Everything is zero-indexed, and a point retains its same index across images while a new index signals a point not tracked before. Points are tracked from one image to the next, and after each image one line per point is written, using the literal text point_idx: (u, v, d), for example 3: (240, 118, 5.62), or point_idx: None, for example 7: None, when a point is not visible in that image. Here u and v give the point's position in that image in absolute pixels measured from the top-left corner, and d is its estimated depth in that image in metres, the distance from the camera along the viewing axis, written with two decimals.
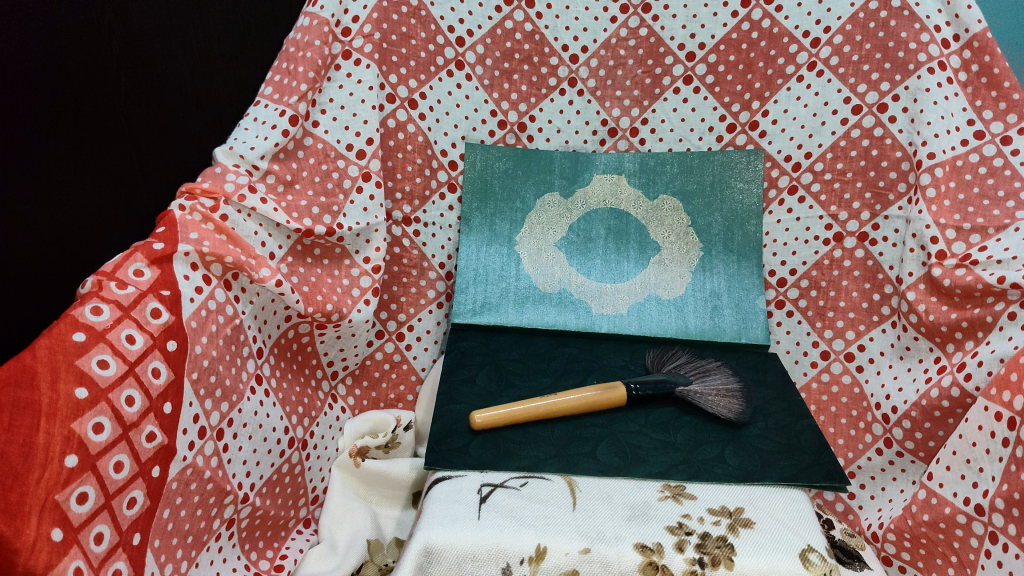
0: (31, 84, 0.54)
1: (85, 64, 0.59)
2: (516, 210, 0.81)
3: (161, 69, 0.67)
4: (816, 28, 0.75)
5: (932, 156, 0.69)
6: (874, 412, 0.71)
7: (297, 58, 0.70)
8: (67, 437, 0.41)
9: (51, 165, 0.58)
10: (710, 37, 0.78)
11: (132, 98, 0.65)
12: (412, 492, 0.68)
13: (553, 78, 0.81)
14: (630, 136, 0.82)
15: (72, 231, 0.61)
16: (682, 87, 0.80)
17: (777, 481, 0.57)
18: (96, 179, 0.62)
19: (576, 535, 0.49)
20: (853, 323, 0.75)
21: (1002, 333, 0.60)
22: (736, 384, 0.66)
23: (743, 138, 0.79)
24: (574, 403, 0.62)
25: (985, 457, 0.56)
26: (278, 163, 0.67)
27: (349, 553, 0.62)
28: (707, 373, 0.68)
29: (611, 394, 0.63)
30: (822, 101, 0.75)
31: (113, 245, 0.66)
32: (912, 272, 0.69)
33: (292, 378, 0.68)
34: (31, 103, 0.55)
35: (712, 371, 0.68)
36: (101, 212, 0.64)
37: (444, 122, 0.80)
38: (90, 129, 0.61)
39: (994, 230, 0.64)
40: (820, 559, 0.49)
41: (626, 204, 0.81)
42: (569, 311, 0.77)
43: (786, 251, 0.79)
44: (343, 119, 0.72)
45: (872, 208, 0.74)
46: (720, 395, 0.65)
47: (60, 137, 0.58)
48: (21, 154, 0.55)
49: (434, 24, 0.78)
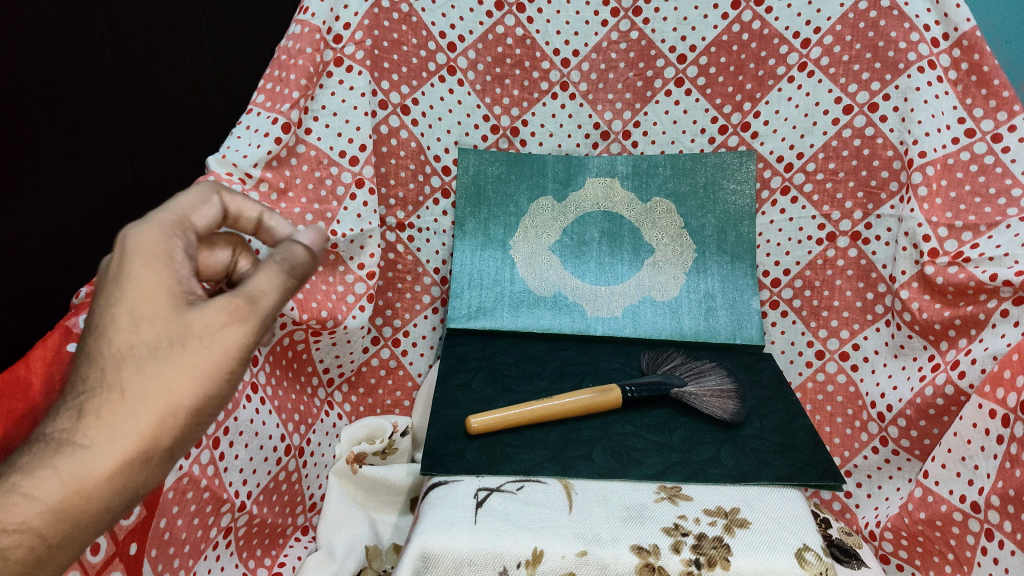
0: (29, 90, 0.57)
1: (77, 74, 0.61)
2: (510, 214, 0.81)
3: (153, 81, 0.68)
4: (806, 29, 0.75)
5: (923, 155, 0.69)
6: (869, 410, 0.71)
7: (290, 66, 0.69)
8: None
9: (39, 174, 0.60)
10: (700, 40, 0.79)
11: (127, 110, 0.67)
12: (408, 499, 0.68)
13: (545, 83, 0.82)
14: (622, 139, 0.83)
15: (46, 237, 0.62)
16: (673, 90, 0.80)
17: (773, 481, 0.57)
18: (92, 186, 0.65)
19: (572, 538, 0.49)
20: (847, 322, 0.75)
21: (994, 331, 0.61)
22: (731, 385, 0.67)
23: (735, 140, 0.80)
24: (571, 406, 0.62)
25: (980, 454, 0.56)
26: (271, 171, 0.67)
27: (347, 560, 0.63)
28: (701, 374, 0.68)
29: (606, 397, 0.63)
30: (812, 102, 0.76)
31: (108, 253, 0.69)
32: (905, 270, 0.70)
33: (288, 386, 0.68)
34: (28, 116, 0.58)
35: (707, 372, 0.68)
36: (90, 217, 0.66)
37: (437, 128, 0.81)
38: (79, 138, 0.63)
39: (985, 228, 0.65)
40: (815, 558, 0.49)
41: (619, 206, 0.81)
42: (563, 314, 0.78)
43: (779, 251, 0.79)
44: (336, 126, 0.73)
45: (864, 208, 0.75)
46: (715, 396, 0.65)
47: (54, 142, 0.61)
48: (17, 156, 0.58)
49: (425, 30, 0.78)
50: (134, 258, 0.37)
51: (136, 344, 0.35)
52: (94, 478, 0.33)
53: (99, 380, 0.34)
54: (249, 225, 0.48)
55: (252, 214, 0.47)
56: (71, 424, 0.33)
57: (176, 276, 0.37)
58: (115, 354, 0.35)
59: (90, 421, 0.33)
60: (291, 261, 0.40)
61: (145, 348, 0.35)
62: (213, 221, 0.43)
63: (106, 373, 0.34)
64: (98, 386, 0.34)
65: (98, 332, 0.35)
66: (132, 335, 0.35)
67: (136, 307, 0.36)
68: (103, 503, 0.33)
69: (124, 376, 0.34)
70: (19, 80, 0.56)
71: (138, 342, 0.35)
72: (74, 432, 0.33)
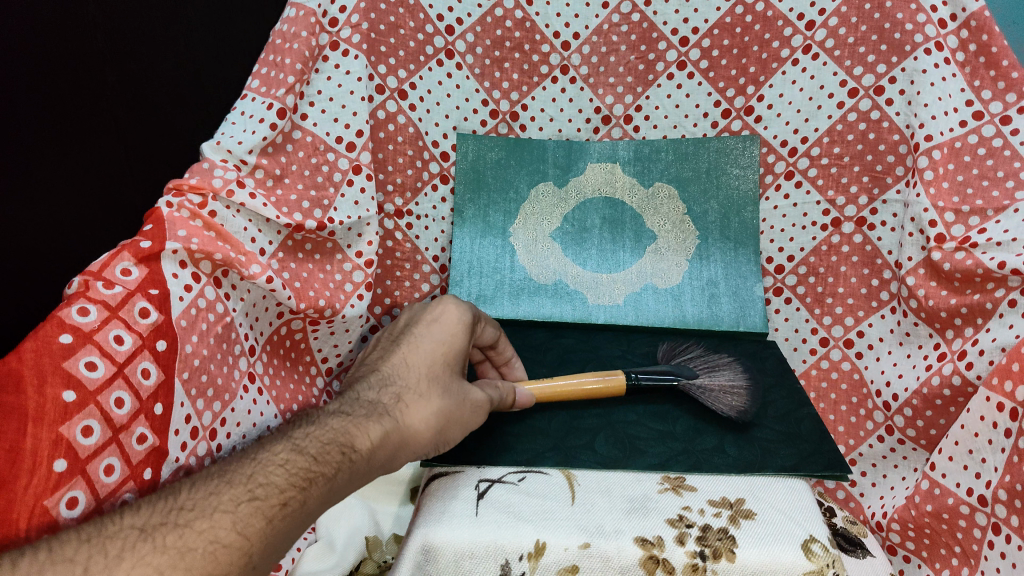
0: (14, 73, 0.57)
1: (66, 56, 0.61)
2: (510, 201, 0.80)
3: (146, 64, 0.68)
4: (810, 11, 0.73)
5: (929, 139, 0.67)
6: (874, 399, 0.71)
7: (285, 50, 0.68)
8: (56, 439, 0.43)
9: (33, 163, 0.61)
10: (703, 22, 0.77)
11: (119, 94, 0.66)
12: (410, 488, 0.68)
13: (545, 66, 0.80)
14: (623, 123, 0.81)
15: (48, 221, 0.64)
16: (676, 73, 0.78)
17: (779, 471, 0.57)
18: (81, 172, 0.65)
19: (575, 530, 0.49)
20: (851, 309, 0.74)
21: (1002, 321, 0.60)
22: (744, 378, 0.63)
23: (738, 124, 0.78)
24: (571, 391, 0.60)
25: (988, 448, 0.55)
26: (267, 157, 0.65)
27: (348, 551, 0.61)
28: (717, 365, 0.65)
29: (610, 383, 0.61)
30: (817, 85, 0.74)
31: (101, 243, 0.69)
32: (911, 257, 0.69)
33: (286, 374, 0.67)
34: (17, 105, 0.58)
35: (723, 363, 0.65)
36: (84, 205, 0.66)
37: (435, 113, 0.79)
38: (69, 124, 0.63)
39: (992, 212, 0.63)
40: (822, 550, 0.48)
41: (620, 193, 0.80)
42: (565, 303, 0.77)
43: (784, 237, 0.78)
44: (332, 112, 0.71)
45: (869, 192, 0.73)
46: (724, 390, 0.62)
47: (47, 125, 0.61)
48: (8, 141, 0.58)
49: (423, 13, 0.76)
50: (448, 320, 0.57)
51: (442, 369, 0.54)
52: (404, 440, 0.49)
53: (417, 379, 0.53)
54: (501, 359, 0.65)
55: (506, 355, 0.65)
56: (398, 404, 0.51)
57: (468, 340, 0.57)
58: (426, 367, 0.53)
59: (408, 403, 0.51)
60: (507, 400, 0.57)
61: (445, 372, 0.54)
62: (493, 336, 0.62)
63: (421, 377, 0.53)
64: (415, 382, 0.52)
65: (419, 354, 0.54)
66: (449, 367, 0.55)
67: (451, 354, 0.56)
68: (395, 455, 0.49)
69: (439, 385, 0.53)
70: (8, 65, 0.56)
71: (444, 369, 0.54)
72: (400, 406, 0.51)
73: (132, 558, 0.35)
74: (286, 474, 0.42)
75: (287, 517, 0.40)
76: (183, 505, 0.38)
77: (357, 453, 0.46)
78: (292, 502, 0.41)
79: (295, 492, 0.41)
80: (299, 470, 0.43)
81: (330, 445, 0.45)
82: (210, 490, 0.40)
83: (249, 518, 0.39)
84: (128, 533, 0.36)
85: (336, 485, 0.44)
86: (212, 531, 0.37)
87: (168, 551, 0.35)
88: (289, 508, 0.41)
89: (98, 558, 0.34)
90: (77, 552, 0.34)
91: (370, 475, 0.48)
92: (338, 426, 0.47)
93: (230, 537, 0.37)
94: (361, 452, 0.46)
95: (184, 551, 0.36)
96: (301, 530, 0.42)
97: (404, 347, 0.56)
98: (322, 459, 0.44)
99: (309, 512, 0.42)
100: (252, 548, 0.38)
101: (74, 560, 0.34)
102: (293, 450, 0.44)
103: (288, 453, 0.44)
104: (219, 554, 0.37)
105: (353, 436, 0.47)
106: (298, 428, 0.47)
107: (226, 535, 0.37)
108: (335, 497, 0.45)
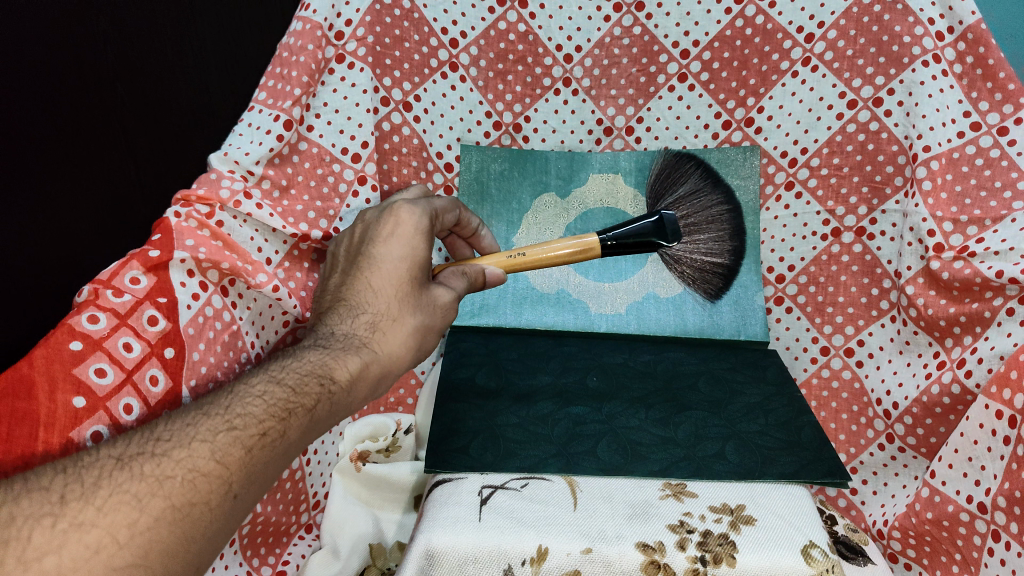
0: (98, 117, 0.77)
1: (105, 86, 0.76)
2: (513, 211, 0.81)
3: (156, 78, 0.77)
4: (810, 24, 0.74)
5: (927, 149, 0.68)
6: (874, 407, 0.71)
7: (291, 63, 0.69)
8: (65, 445, 0.44)
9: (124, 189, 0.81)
10: (703, 34, 0.78)
11: (129, 106, 0.78)
12: (413, 496, 0.67)
13: (547, 79, 0.81)
14: (625, 135, 0.82)
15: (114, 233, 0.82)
16: (677, 85, 0.80)
17: (778, 478, 0.57)
18: (116, 180, 0.80)
19: (577, 535, 0.50)
20: (852, 318, 0.75)
21: (1000, 330, 0.61)
22: (717, 261, 0.75)
23: (739, 135, 0.79)
24: (545, 258, 0.62)
25: (987, 455, 0.56)
26: (273, 169, 0.66)
27: (352, 557, 0.62)
28: (698, 233, 0.73)
29: (582, 247, 0.62)
30: (817, 97, 0.75)
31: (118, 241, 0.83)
32: (910, 266, 0.69)
33: None
34: (105, 144, 0.78)
35: (703, 233, 0.73)
36: (126, 214, 0.82)
37: (439, 124, 0.80)
38: (113, 149, 0.79)
39: (990, 222, 0.64)
40: (822, 555, 0.49)
41: (622, 203, 0.80)
42: (567, 311, 0.77)
43: (784, 247, 0.78)
44: (338, 124, 0.72)
45: (869, 203, 0.74)
46: (698, 272, 0.75)
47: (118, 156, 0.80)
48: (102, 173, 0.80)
49: (427, 26, 0.78)
50: (407, 228, 0.55)
51: (412, 288, 0.53)
52: (383, 367, 0.51)
53: (389, 299, 0.52)
54: (468, 232, 0.69)
55: (472, 227, 0.68)
56: (373, 331, 0.51)
57: (430, 245, 0.55)
58: (397, 286, 0.53)
59: (382, 329, 0.51)
60: (474, 282, 0.59)
61: (416, 287, 0.53)
62: (450, 220, 0.63)
63: (391, 300, 0.52)
64: (389, 303, 0.52)
65: (385, 274, 0.53)
66: (420, 287, 0.54)
67: (419, 271, 0.54)
68: (375, 380, 0.50)
69: (412, 308, 0.53)
70: (108, 113, 0.77)
71: (414, 287, 0.53)
72: (376, 334, 0.51)
73: (108, 486, 0.36)
74: (263, 406, 0.43)
75: (265, 447, 0.41)
76: (160, 436, 0.39)
77: (336, 384, 0.47)
78: (271, 432, 0.42)
79: (273, 422, 0.42)
80: (277, 401, 0.43)
81: (308, 376, 0.46)
82: (186, 421, 0.40)
83: (227, 447, 0.40)
84: (104, 463, 0.37)
85: (317, 414, 0.45)
86: (189, 461, 0.38)
87: (145, 480, 0.36)
88: (269, 438, 0.42)
89: (75, 487, 0.35)
90: (52, 481, 0.35)
91: (353, 402, 0.49)
92: (316, 357, 0.48)
93: (207, 466, 0.38)
94: (340, 382, 0.47)
95: (161, 479, 0.37)
96: (286, 459, 0.43)
97: (367, 264, 0.54)
98: (299, 390, 0.45)
99: (290, 442, 0.43)
100: (232, 477, 0.39)
101: (49, 489, 0.35)
102: (270, 382, 0.44)
103: (265, 385, 0.44)
104: (197, 482, 0.38)
105: (330, 367, 0.47)
106: (274, 362, 0.47)
107: (204, 464, 0.38)
108: (316, 427, 0.46)
